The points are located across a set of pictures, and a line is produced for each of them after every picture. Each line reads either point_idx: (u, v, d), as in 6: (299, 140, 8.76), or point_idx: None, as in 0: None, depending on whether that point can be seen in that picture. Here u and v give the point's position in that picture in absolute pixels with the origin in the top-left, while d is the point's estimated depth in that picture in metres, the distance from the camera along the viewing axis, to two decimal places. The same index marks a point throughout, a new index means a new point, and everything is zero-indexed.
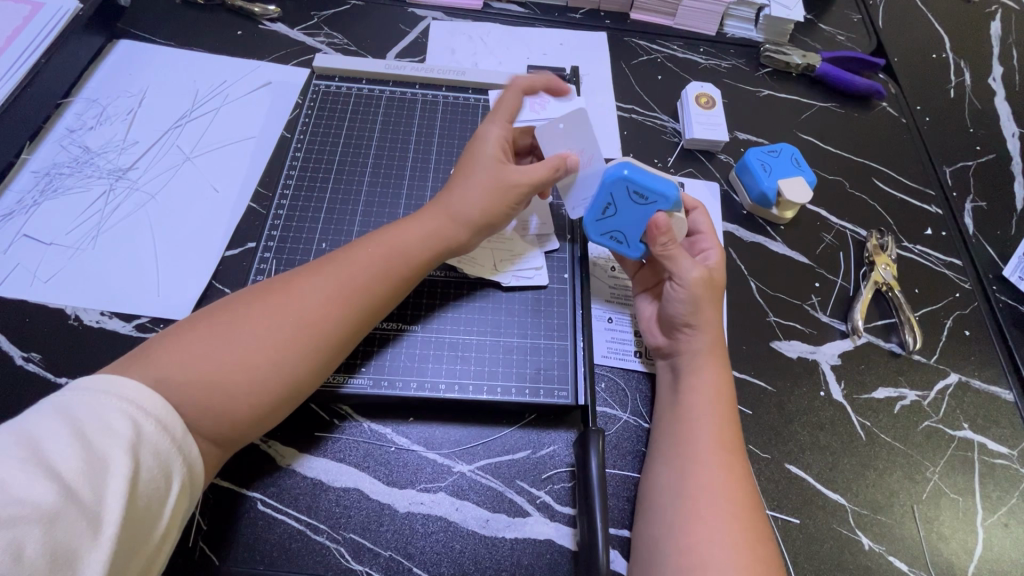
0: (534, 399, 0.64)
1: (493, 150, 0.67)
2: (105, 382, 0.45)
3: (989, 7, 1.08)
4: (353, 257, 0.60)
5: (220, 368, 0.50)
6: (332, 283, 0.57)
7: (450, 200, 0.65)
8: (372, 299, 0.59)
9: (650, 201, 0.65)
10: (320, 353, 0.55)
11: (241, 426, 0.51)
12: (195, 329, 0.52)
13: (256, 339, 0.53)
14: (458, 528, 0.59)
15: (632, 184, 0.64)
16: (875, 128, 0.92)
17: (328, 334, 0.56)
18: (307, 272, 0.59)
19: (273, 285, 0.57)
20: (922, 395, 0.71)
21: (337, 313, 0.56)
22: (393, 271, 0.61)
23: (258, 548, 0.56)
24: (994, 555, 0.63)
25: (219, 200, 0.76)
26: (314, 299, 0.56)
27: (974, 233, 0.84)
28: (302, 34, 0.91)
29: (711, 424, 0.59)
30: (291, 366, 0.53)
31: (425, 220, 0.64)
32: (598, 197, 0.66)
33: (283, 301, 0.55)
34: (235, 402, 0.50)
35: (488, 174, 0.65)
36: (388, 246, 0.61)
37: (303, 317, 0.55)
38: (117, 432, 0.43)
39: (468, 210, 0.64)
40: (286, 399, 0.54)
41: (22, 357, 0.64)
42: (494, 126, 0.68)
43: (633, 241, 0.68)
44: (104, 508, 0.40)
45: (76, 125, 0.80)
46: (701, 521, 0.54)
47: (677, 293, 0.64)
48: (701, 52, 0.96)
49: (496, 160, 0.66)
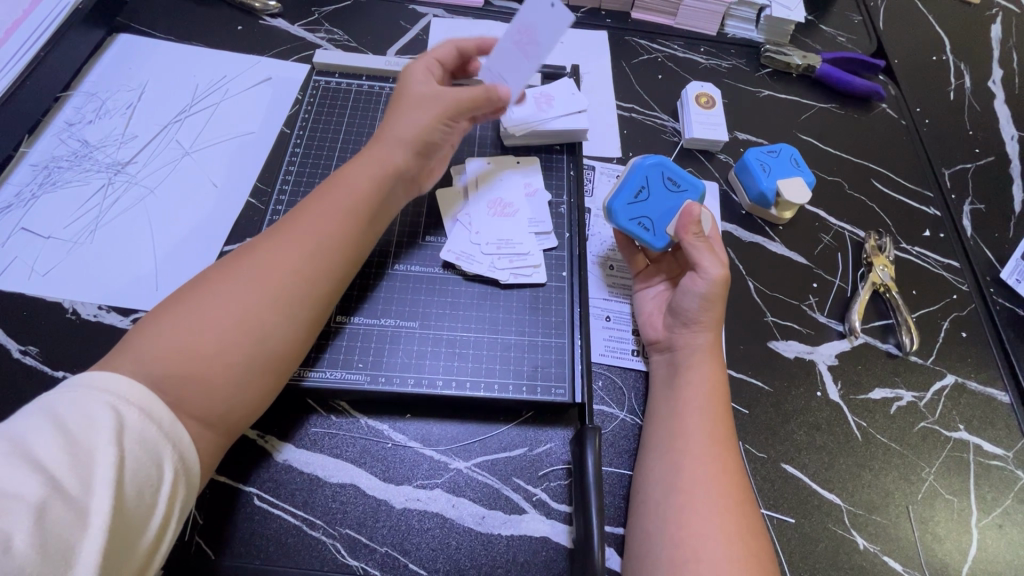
0: (531, 396, 0.64)
1: (420, 84, 0.71)
2: (90, 377, 0.45)
3: (989, 10, 1.08)
4: (304, 213, 0.60)
5: (190, 335, 0.50)
6: (286, 237, 0.58)
7: (386, 134, 0.67)
8: (331, 245, 0.59)
9: (682, 189, 0.71)
10: (288, 302, 0.55)
11: (226, 389, 0.51)
12: (157, 316, 0.52)
13: (217, 300, 0.53)
14: (454, 525, 0.59)
15: (667, 171, 0.71)
16: (874, 129, 0.92)
17: (291, 282, 0.56)
18: (259, 238, 0.59)
19: (228, 257, 0.58)
20: (919, 396, 0.71)
21: (294, 260, 0.57)
22: (347, 215, 0.61)
23: (255, 543, 0.57)
24: (988, 555, 0.64)
25: (218, 194, 0.76)
26: (267, 255, 0.57)
27: (972, 235, 0.85)
28: (303, 30, 0.91)
29: (705, 422, 0.59)
30: (260, 319, 0.53)
31: (369, 162, 0.65)
32: (634, 178, 0.71)
33: (239, 267, 0.56)
34: (212, 365, 0.50)
35: (411, 103, 0.69)
36: (338, 196, 0.62)
37: (262, 272, 0.55)
38: (102, 424, 0.43)
39: (406, 135, 0.67)
40: (265, 356, 0.53)
41: (19, 350, 0.64)
42: (413, 68, 0.73)
43: (660, 229, 0.69)
44: (92, 499, 0.40)
45: (75, 119, 0.80)
46: (694, 517, 0.54)
47: (695, 285, 0.64)
48: (701, 51, 0.96)
49: (416, 91, 0.70)
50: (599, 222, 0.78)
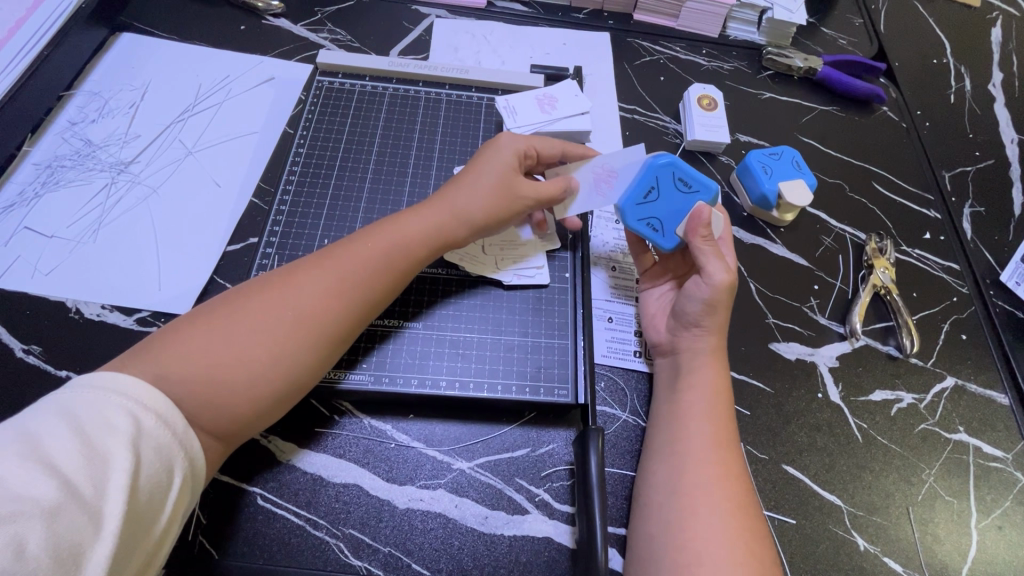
0: (534, 397, 0.64)
1: (508, 158, 0.67)
2: (106, 378, 0.45)
3: (990, 13, 1.09)
4: (351, 249, 0.60)
5: (217, 362, 0.50)
6: (330, 274, 0.58)
7: (455, 197, 0.65)
8: (373, 292, 0.59)
9: (693, 190, 0.68)
10: (318, 346, 0.55)
11: (242, 420, 0.51)
12: (188, 327, 0.52)
13: (253, 332, 0.53)
14: (457, 525, 0.59)
15: (677, 171, 0.68)
16: (875, 132, 0.93)
17: (326, 327, 0.56)
18: (302, 266, 0.59)
19: (271, 278, 0.57)
20: (919, 398, 0.72)
21: (335, 304, 0.57)
22: (390, 262, 0.61)
23: (258, 543, 0.57)
24: (987, 557, 0.64)
25: (221, 194, 0.76)
26: (310, 293, 0.56)
27: (971, 238, 0.85)
28: (306, 30, 0.91)
29: (709, 424, 0.60)
30: (291, 360, 0.53)
31: (427, 213, 0.64)
32: (644, 178, 0.68)
33: (279, 297, 0.55)
34: (235, 396, 0.50)
35: (497, 177, 0.66)
36: (387, 238, 0.62)
37: (303, 312, 0.55)
38: (117, 428, 0.43)
39: (472, 212, 0.65)
40: (286, 393, 0.54)
41: (22, 349, 0.64)
42: (513, 138, 0.69)
43: (669, 231, 0.69)
44: (105, 502, 0.40)
45: (78, 118, 0.80)
46: (699, 520, 0.54)
47: (699, 289, 0.64)
48: (703, 53, 0.96)
49: (507, 168, 0.67)
50: (602, 223, 0.79)
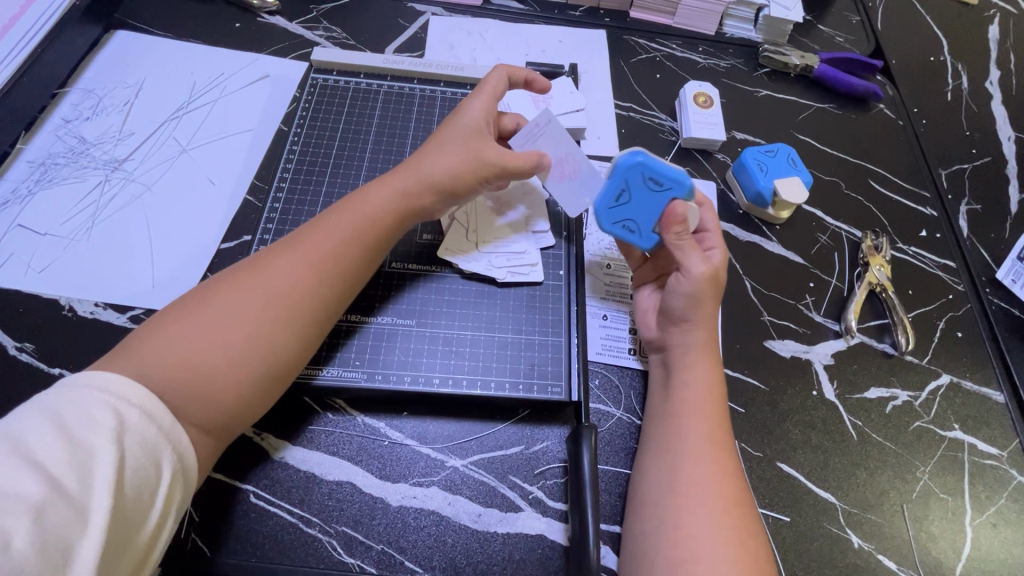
0: (527, 394, 0.64)
1: (471, 122, 0.66)
2: (90, 376, 0.45)
3: (987, 11, 1.09)
4: (318, 229, 0.60)
5: (198, 353, 0.50)
6: (299, 254, 0.58)
7: (420, 167, 0.65)
8: (342, 267, 0.59)
9: (665, 187, 0.65)
10: (296, 327, 0.55)
11: (231, 409, 0.51)
12: (163, 325, 0.52)
13: (227, 319, 0.52)
14: (450, 522, 0.59)
15: (648, 170, 0.65)
16: (872, 129, 0.93)
17: (299, 305, 0.56)
18: (267, 254, 0.58)
19: (240, 268, 0.57)
20: (914, 396, 0.72)
21: (306, 284, 0.56)
22: (359, 241, 0.61)
23: (250, 540, 0.57)
24: (982, 554, 0.64)
25: (215, 191, 0.76)
26: (281, 277, 0.56)
27: (968, 235, 0.85)
28: (301, 28, 0.90)
29: (702, 421, 0.59)
30: (268, 342, 0.53)
31: (391, 187, 0.64)
32: (613, 182, 0.65)
33: (249, 284, 0.55)
34: (220, 386, 0.50)
35: (459, 143, 0.65)
36: (353, 215, 0.61)
37: (274, 292, 0.55)
38: (101, 424, 0.42)
39: (437, 172, 0.64)
40: (272, 378, 0.54)
41: (15, 347, 0.64)
42: (473, 101, 0.68)
43: (645, 231, 0.67)
44: (91, 498, 0.40)
45: (72, 115, 0.80)
46: (692, 517, 0.54)
47: (680, 285, 0.63)
48: (700, 51, 0.96)
49: (469, 133, 0.66)
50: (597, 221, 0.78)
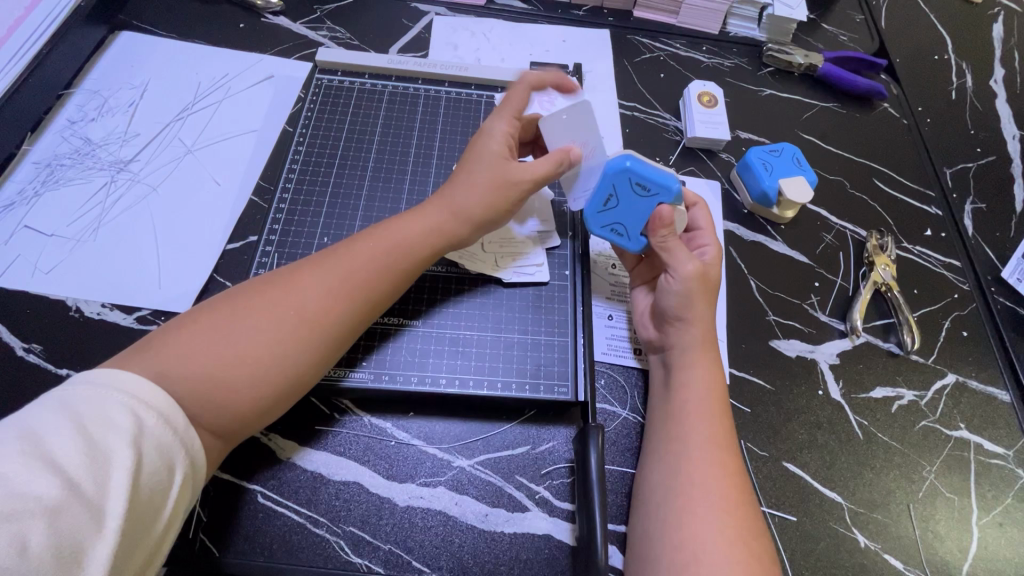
0: (534, 394, 0.64)
1: (497, 146, 0.66)
2: (107, 375, 0.45)
3: (991, 9, 1.08)
4: (355, 250, 0.60)
5: (224, 363, 0.50)
6: (334, 276, 0.58)
7: (452, 193, 0.65)
8: (375, 295, 0.59)
9: (652, 192, 0.65)
10: (319, 344, 0.55)
11: (244, 421, 0.51)
12: (194, 324, 0.52)
13: (257, 335, 0.52)
14: (457, 523, 0.59)
15: (633, 175, 0.64)
16: (876, 128, 0.93)
17: (328, 329, 0.56)
18: (307, 267, 0.58)
19: (276, 277, 0.57)
20: (919, 395, 0.72)
21: (337, 306, 0.56)
22: (393, 266, 0.61)
23: (258, 541, 0.57)
24: (988, 554, 0.64)
25: (220, 192, 0.76)
26: (314, 294, 0.56)
27: (973, 235, 0.85)
28: (305, 28, 0.90)
29: (708, 421, 0.59)
30: (293, 363, 0.54)
31: (427, 211, 0.64)
32: (600, 187, 0.66)
33: (281, 295, 0.55)
34: (236, 399, 0.50)
35: (488, 167, 0.65)
36: (390, 239, 0.61)
37: (307, 312, 0.55)
38: (119, 426, 0.43)
39: (467, 202, 0.64)
40: (287, 395, 0.54)
41: (22, 348, 0.64)
42: (497, 121, 0.68)
43: (634, 234, 0.67)
44: (107, 500, 0.40)
45: (77, 117, 0.80)
46: (699, 517, 0.54)
47: (671, 286, 0.64)
48: (704, 50, 0.96)
49: (500, 156, 0.66)
50: None
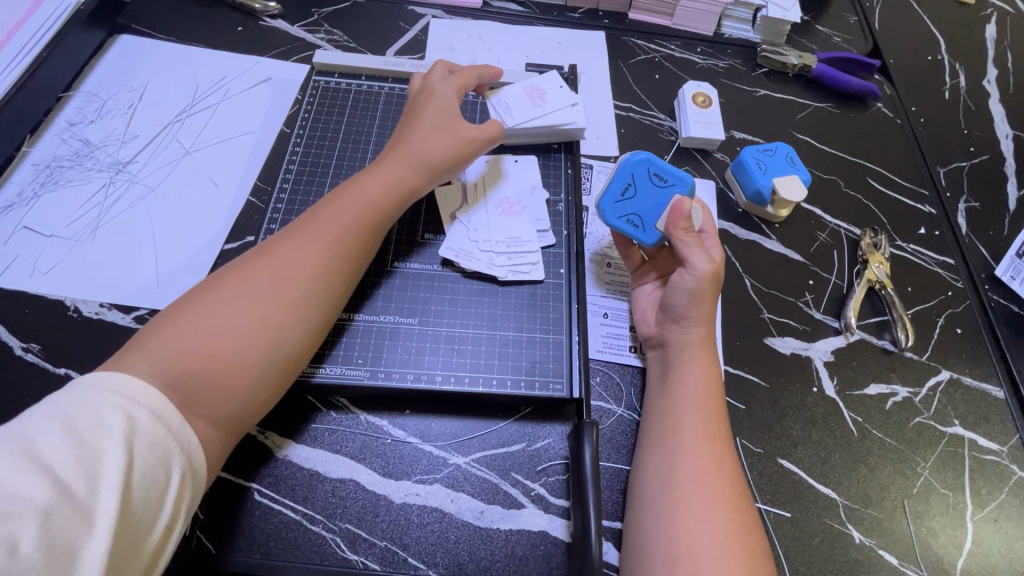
0: (529, 391, 0.65)
1: (446, 107, 0.72)
2: (101, 377, 0.46)
3: (985, 10, 1.09)
4: (320, 215, 0.62)
5: (212, 334, 0.52)
6: (301, 240, 0.60)
7: (409, 150, 0.68)
8: (348, 250, 0.61)
9: (669, 184, 0.70)
10: (305, 301, 0.57)
11: (242, 384, 0.52)
12: (179, 309, 0.53)
13: (237, 302, 0.54)
14: (453, 519, 0.59)
15: (653, 167, 0.70)
16: (870, 127, 0.93)
17: (307, 286, 0.57)
18: (274, 241, 0.60)
19: (246, 256, 0.59)
20: (914, 392, 0.72)
21: (312, 264, 0.58)
22: (362, 222, 0.63)
23: (255, 538, 0.57)
24: (982, 550, 0.64)
25: (218, 193, 0.76)
26: (286, 257, 0.58)
27: (967, 233, 0.85)
28: (303, 31, 0.91)
29: (702, 417, 0.60)
30: (279, 322, 0.55)
31: (388, 172, 0.66)
32: (621, 176, 0.70)
33: (258, 266, 0.57)
34: (229, 365, 0.52)
35: (441, 124, 0.70)
36: (354, 199, 0.64)
37: (282, 274, 0.57)
38: (111, 427, 0.43)
39: (422, 155, 0.68)
40: (281, 355, 0.55)
41: (21, 347, 0.64)
42: (445, 87, 0.74)
43: (649, 226, 0.69)
44: (99, 500, 0.40)
45: (76, 119, 0.80)
46: (693, 512, 0.54)
47: (684, 281, 0.64)
48: (698, 51, 0.97)
49: (448, 113, 0.71)
50: (596, 220, 0.79)
